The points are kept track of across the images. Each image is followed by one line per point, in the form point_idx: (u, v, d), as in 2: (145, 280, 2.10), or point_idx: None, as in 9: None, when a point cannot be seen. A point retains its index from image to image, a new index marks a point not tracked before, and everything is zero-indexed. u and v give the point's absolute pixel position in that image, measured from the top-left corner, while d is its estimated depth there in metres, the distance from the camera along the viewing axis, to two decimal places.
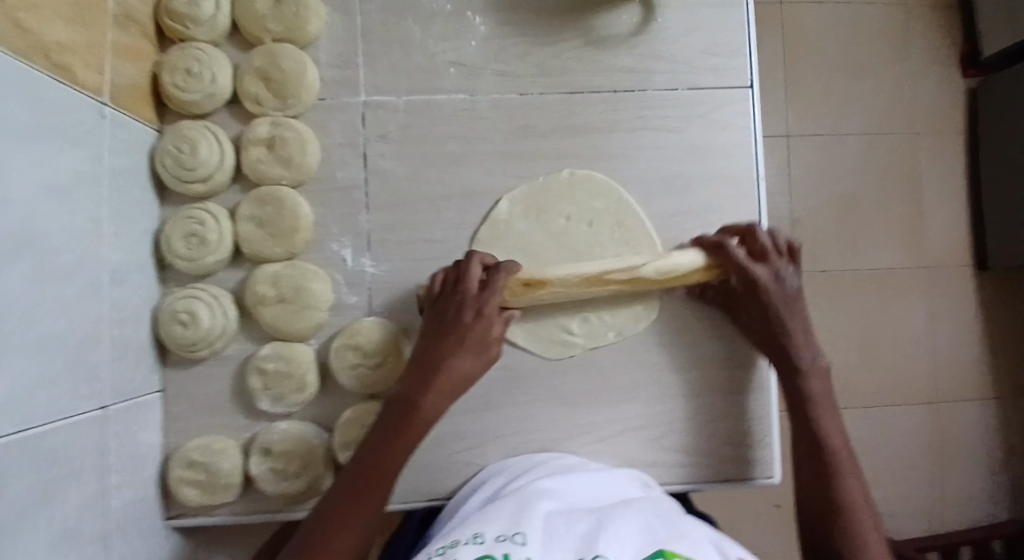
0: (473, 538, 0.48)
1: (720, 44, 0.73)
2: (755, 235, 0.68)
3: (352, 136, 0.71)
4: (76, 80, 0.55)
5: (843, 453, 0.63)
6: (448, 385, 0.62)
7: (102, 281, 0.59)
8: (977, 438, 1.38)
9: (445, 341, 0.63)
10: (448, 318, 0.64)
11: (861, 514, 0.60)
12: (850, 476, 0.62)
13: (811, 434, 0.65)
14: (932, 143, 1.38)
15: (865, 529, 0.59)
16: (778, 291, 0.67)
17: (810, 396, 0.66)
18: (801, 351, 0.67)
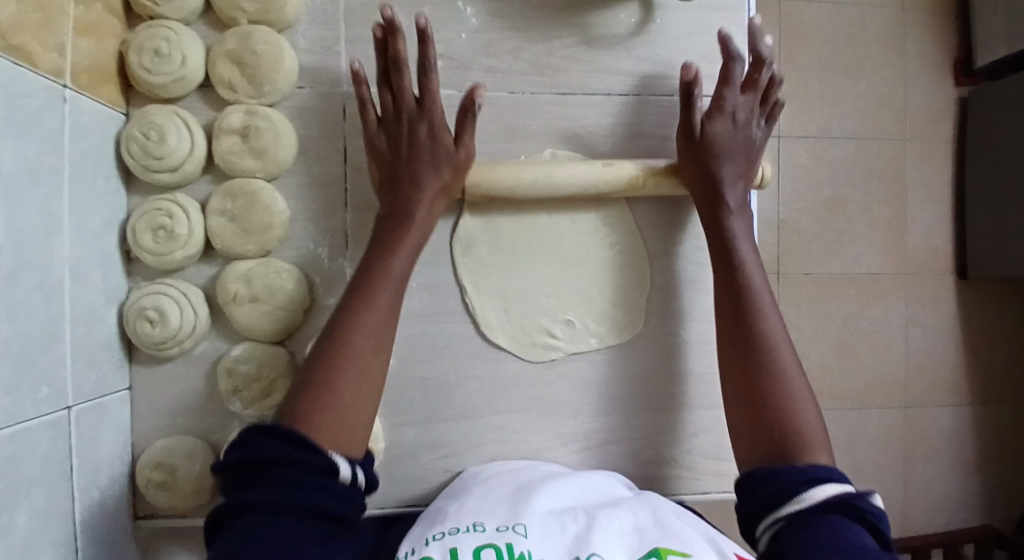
0: (474, 527, 0.55)
1: (718, 48, 0.71)
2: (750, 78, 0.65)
3: (331, 128, 0.68)
4: (33, 61, 0.51)
5: (780, 345, 0.62)
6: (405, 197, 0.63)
7: (59, 278, 0.56)
8: (948, 444, 1.40)
9: (396, 132, 0.63)
10: (398, 116, 0.63)
11: (801, 412, 0.58)
12: (790, 371, 0.61)
13: (744, 328, 0.63)
14: (922, 150, 1.38)
15: (803, 420, 0.58)
16: (733, 124, 0.66)
17: (753, 304, 0.63)
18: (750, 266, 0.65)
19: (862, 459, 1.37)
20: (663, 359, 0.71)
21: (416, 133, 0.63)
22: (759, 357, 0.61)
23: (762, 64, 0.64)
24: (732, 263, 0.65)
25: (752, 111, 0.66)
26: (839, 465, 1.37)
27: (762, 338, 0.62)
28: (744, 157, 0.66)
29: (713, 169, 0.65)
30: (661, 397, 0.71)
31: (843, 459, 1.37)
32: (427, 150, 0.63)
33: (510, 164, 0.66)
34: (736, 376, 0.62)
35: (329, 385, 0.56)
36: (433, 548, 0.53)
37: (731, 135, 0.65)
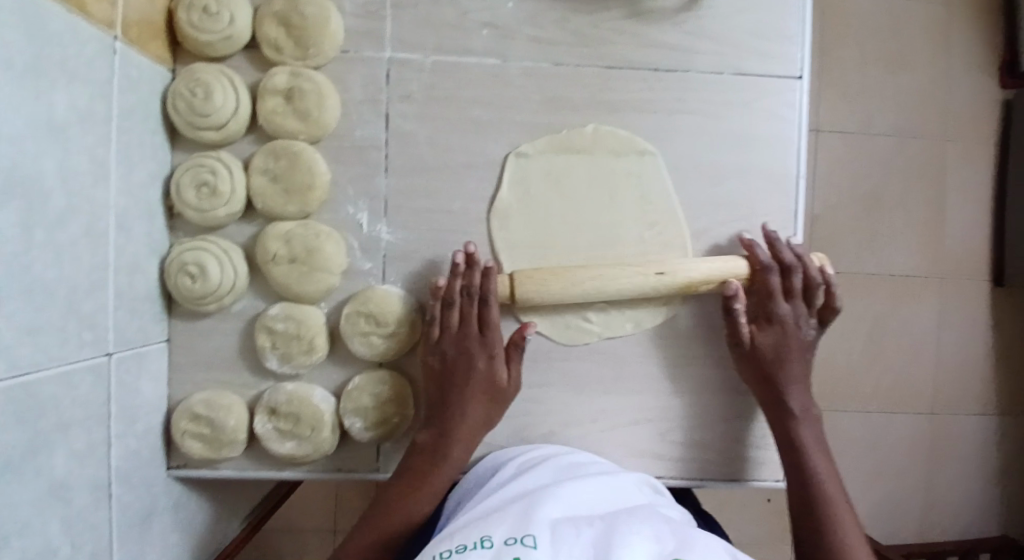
0: (480, 543, 0.44)
1: (768, 27, 0.69)
2: (792, 274, 0.67)
3: (374, 94, 0.68)
4: (87, 10, 0.52)
5: (814, 445, 0.65)
6: (479, 386, 0.64)
7: (105, 226, 0.57)
8: (973, 450, 1.38)
9: (452, 384, 0.64)
10: (456, 359, 0.64)
11: (841, 511, 0.61)
12: (831, 483, 0.63)
13: (785, 429, 0.66)
14: (964, 148, 1.34)
15: (842, 522, 0.61)
16: (794, 331, 0.67)
17: (799, 433, 0.65)
18: (800, 417, 0.66)
19: (884, 461, 1.35)
20: (696, 341, 0.71)
21: (473, 363, 0.64)
22: (810, 474, 0.64)
23: (792, 273, 0.67)
24: (773, 366, 0.66)
25: (801, 319, 0.67)
26: (861, 464, 1.35)
27: (808, 464, 0.64)
28: (796, 351, 0.67)
29: (763, 344, 0.66)
30: (692, 379, 0.71)
31: (866, 459, 1.35)
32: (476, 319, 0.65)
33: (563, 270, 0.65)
34: (793, 483, 0.64)
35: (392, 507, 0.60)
36: None
37: (781, 342, 0.66)
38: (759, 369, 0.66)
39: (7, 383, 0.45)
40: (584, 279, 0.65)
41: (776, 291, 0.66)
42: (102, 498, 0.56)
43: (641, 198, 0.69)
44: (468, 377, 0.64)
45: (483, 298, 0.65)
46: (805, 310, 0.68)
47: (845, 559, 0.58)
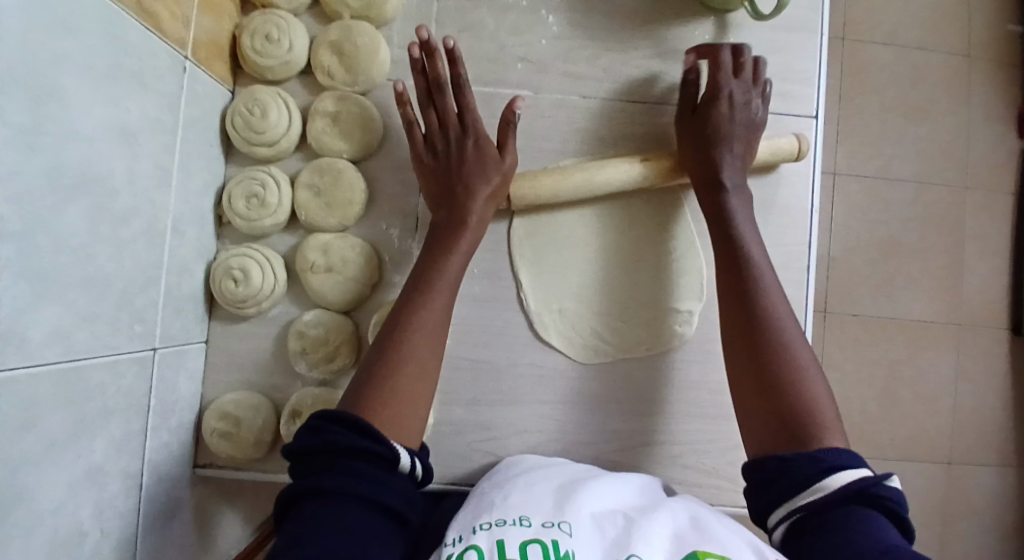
0: (519, 521, 0.48)
1: (788, 70, 0.73)
2: (740, 53, 0.69)
3: (414, 118, 0.73)
4: (161, 27, 0.58)
5: (790, 328, 0.60)
6: (467, 190, 0.66)
7: (161, 228, 0.61)
8: (990, 503, 1.35)
9: (451, 169, 0.67)
10: (450, 165, 0.67)
11: (812, 388, 0.56)
12: (801, 347, 0.58)
13: (756, 320, 0.61)
14: (981, 197, 1.36)
15: (813, 390, 0.56)
16: (738, 114, 0.68)
17: (765, 300, 0.61)
18: (769, 290, 0.62)
19: None
20: (713, 367, 0.72)
21: (466, 151, 0.67)
22: (781, 342, 0.59)
23: (743, 52, 0.69)
24: (741, 268, 0.63)
25: (749, 91, 0.68)
26: None
27: (772, 335, 0.59)
28: (746, 131, 0.68)
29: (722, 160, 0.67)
30: (706, 405, 0.72)
31: None
32: (475, 163, 0.67)
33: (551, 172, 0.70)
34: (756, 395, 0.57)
35: (391, 371, 0.57)
36: (477, 538, 0.46)
37: (731, 115, 0.67)
38: (699, 133, 0.68)
39: (60, 366, 0.48)
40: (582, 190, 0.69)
41: (723, 84, 0.68)
42: (132, 486, 0.59)
43: (657, 224, 0.73)
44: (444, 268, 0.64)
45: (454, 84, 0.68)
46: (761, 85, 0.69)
47: (813, 427, 0.53)
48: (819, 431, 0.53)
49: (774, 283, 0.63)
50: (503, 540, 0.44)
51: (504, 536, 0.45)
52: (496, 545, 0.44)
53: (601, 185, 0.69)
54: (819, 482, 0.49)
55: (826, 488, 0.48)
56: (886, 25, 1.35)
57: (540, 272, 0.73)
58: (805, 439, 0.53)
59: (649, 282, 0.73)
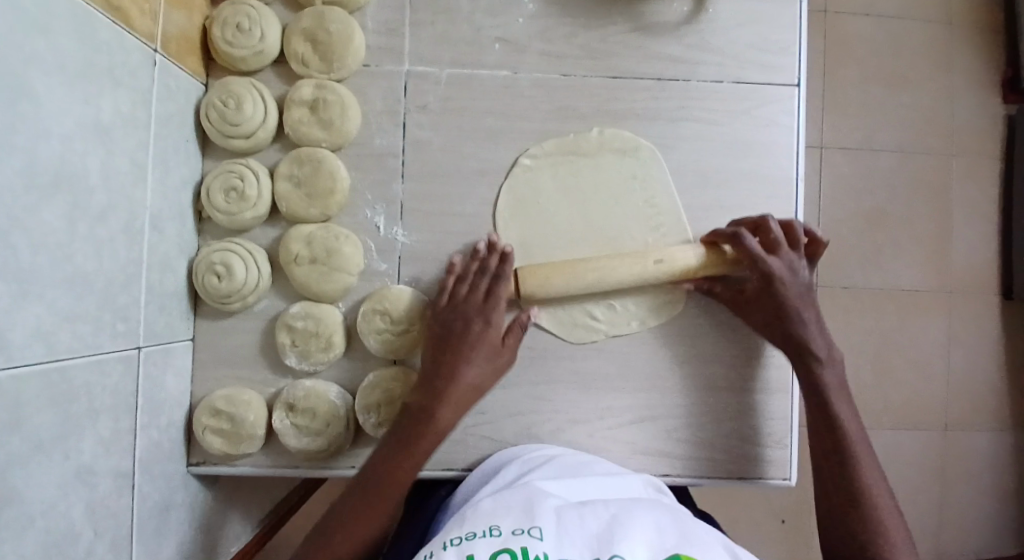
0: (488, 530, 0.46)
1: (768, 40, 0.73)
2: (768, 228, 0.67)
3: (392, 105, 0.72)
4: (131, 23, 0.56)
5: (852, 419, 0.66)
6: (460, 397, 0.64)
7: (140, 225, 0.60)
8: (986, 466, 1.36)
9: (444, 359, 0.65)
10: (453, 329, 0.66)
11: (879, 497, 0.62)
12: (875, 474, 0.63)
13: (818, 401, 0.66)
14: (968, 163, 1.36)
15: (881, 508, 0.61)
16: (793, 281, 0.67)
17: (824, 379, 0.66)
18: (835, 395, 0.66)
19: (896, 478, 1.33)
20: (704, 341, 0.72)
21: (472, 327, 0.65)
22: (858, 477, 0.63)
23: (791, 227, 0.69)
24: (797, 342, 0.66)
25: (796, 258, 0.68)
26: None
27: (828, 403, 0.66)
28: (807, 300, 0.67)
29: (803, 326, 0.66)
30: (698, 378, 0.72)
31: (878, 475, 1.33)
32: (473, 336, 0.65)
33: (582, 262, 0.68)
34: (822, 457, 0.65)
35: (391, 470, 0.62)
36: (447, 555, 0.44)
37: (795, 284, 0.67)
38: (761, 300, 0.68)
39: (44, 368, 0.48)
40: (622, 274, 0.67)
41: (758, 252, 0.66)
42: (125, 487, 0.58)
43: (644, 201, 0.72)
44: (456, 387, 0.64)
45: (495, 274, 0.68)
46: (802, 255, 0.69)
47: (884, 543, 0.60)
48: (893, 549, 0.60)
49: (825, 353, 0.66)
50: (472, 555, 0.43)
51: (471, 551, 0.44)
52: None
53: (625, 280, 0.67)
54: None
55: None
56: None
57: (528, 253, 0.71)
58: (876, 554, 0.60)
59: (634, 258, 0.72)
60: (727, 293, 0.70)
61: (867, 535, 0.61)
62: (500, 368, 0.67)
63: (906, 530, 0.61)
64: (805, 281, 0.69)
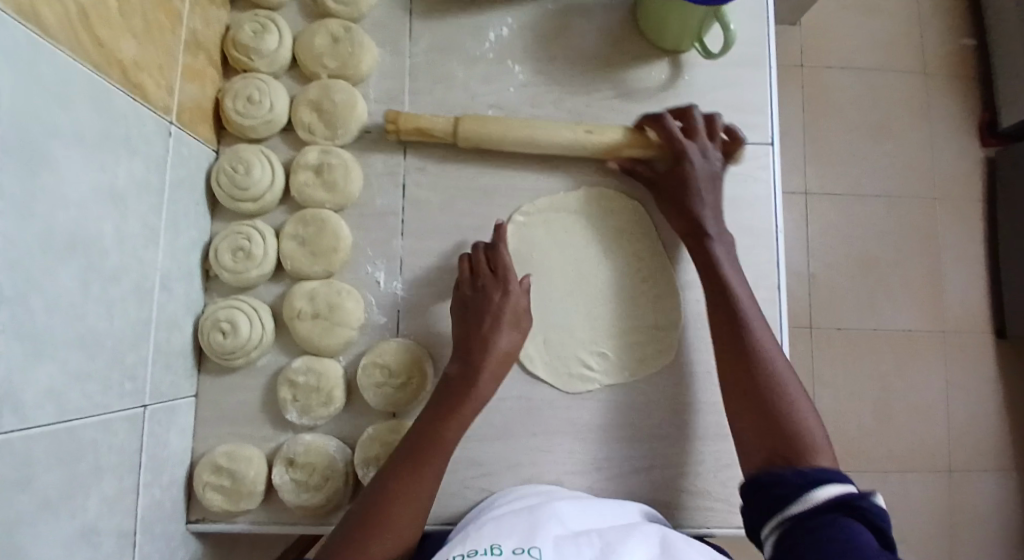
0: (490, 549, 0.52)
1: (744, 101, 0.78)
2: (664, 121, 0.72)
3: (392, 166, 0.76)
4: (147, 96, 0.61)
5: (774, 352, 0.63)
6: (496, 361, 0.66)
7: (151, 285, 0.62)
8: (995, 510, 1.34)
9: (478, 321, 0.67)
10: (471, 303, 0.69)
11: (812, 428, 0.58)
12: (801, 401, 0.60)
13: (740, 345, 0.64)
14: (950, 207, 1.40)
15: (810, 428, 0.58)
16: (703, 165, 0.71)
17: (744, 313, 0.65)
18: (745, 305, 0.66)
19: (906, 526, 1.31)
20: (699, 389, 0.73)
21: (492, 298, 0.68)
22: (779, 409, 0.60)
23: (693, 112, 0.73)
24: (691, 216, 0.70)
25: (707, 144, 0.72)
26: None
27: (756, 349, 0.63)
28: (714, 185, 0.71)
29: (698, 200, 0.70)
30: (694, 426, 0.73)
31: None
32: (501, 306, 0.68)
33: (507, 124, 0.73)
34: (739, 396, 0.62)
35: (433, 442, 0.62)
36: None
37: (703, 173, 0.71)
38: (670, 188, 0.72)
39: (53, 427, 0.49)
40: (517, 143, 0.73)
41: (676, 134, 0.71)
42: (125, 546, 0.58)
43: (632, 254, 0.76)
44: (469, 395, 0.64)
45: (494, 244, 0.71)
46: (717, 146, 0.73)
47: (804, 454, 0.56)
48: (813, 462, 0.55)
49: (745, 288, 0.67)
50: None
51: None
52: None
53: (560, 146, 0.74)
54: (808, 493, 0.51)
55: (815, 498, 0.50)
56: (841, 53, 1.42)
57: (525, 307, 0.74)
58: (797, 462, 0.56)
59: (627, 310, 0.75)
60: (646, 172, 0.75)
61: (785, 458, 0.57)
62: (526, 333, 0.70)
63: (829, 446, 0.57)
64: (716, 168, 0.73)
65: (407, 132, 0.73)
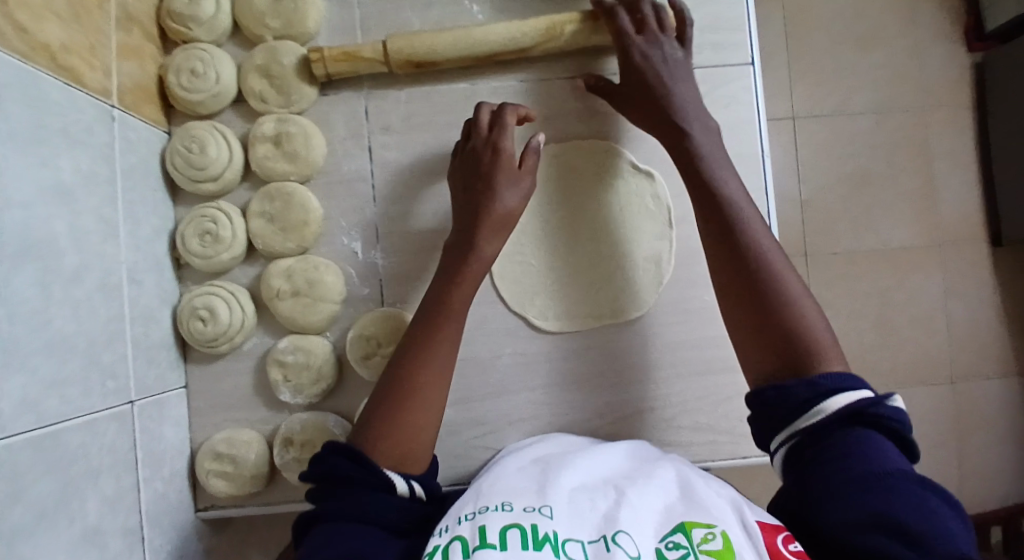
0: (502, 506, 0.51)
1: (719, 20, 0.73)
2: (496, 147, 0.65)
3: (355, 130, 0.72)
4: (82, 82, 0.56)
5: (783, 266, 0.57)
6: (480, 271, 0.63)
7: (117, 280, 0.60)
8: (999, 412, 1.36)
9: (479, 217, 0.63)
10: (474, 204, 0.64)
11: (822, 351, 0.52)
12: (807, 308, 0.54)
13: (717, 221, 0.60)
14: (941, 113, 1.35)
15: (812, 325, 0.53)
16: (489, 163, 0.65)
17: (721, 189, 0.61)
18: (726, 183, 0.61)
19: None
20: (694, 324, 0.73)
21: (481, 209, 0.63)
22: (767, 274, 0.56)
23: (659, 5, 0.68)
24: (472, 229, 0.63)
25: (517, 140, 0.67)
26: None
27: (732, 219, 0.59)
28: (497, 222, 0.64)
29: (671, 94, 0.65)
30: (693, 362, 0.72)
31: None
32: (469, 217, 0.64)
33: (437, 33, 0.69)
34: (722, 247, 0.59)
35: (435, 361, 0.60)
36: (461, 527, 0.49)
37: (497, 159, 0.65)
38: (474, 177, 0.65)
39: (34, 434, 0.48)
40: (449, 56, 0.69)
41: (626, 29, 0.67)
42: (133, 542, 0.58)
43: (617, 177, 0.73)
44: (473, 259, 0.63)
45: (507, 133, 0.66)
46: (500, 189, 0.64)
47: (806, 356, 0.52)
48: (813, 353, 0.52)
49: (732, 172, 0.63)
50: (484, 524, 0.47)
51: (485, 521, 0.49)
52: (479, 531, 0.48)
53: (480, 42, 0.69)
54: (817, 405, 0.48)
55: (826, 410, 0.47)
56: None
57: (507, 276, 0.73)
58: (800, 362, 0.52)
59: (607, 240, 0.73)
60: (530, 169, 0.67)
61: (800, 366, 0.52)
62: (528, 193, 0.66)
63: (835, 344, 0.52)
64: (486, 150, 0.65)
65: (334, 58, 0.68)
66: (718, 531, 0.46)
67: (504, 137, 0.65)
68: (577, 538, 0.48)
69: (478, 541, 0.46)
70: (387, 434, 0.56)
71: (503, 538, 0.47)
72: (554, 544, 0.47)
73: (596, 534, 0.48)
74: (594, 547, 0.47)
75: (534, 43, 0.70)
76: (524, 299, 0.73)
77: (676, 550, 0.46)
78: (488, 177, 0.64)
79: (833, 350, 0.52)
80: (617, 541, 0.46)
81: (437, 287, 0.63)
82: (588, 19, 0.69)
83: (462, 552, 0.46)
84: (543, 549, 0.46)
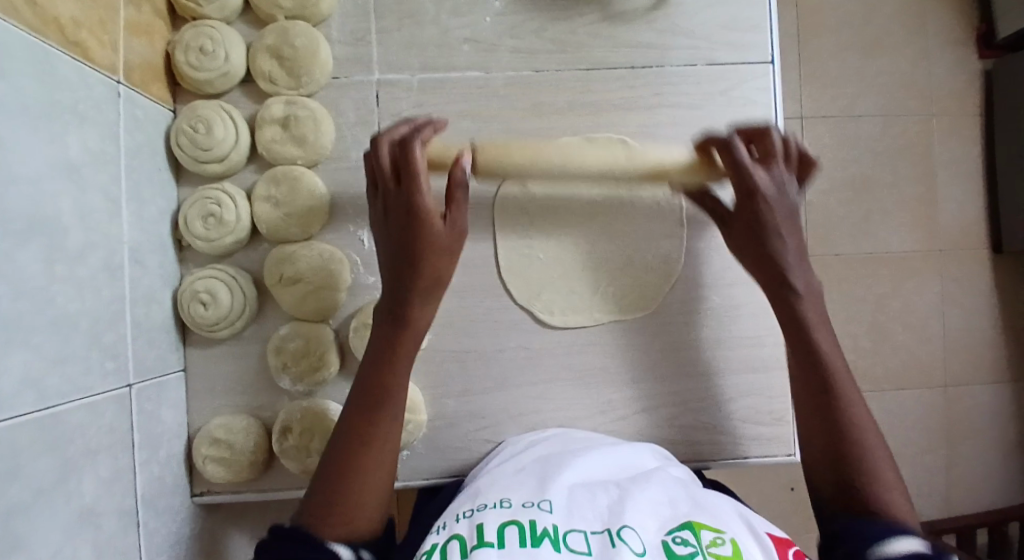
0: (499, 504, 0.51)
1: (738, 18, 0.72)
2: (410, 182, 0.57)
3: (365, 115, 0.71)
4: (91, 56, 0.55)
5: (863, 416, 0.59)
6: (417, 335, 0.60)
7: (120, 260, 0.59)
8: (990, 420, 1.37)
9: (411, 272, 0.57)
10: (411, 260, 0.58)
11: (884, 483, 0.56)
12: (854, 396, 0.60)
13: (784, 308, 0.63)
14: (950, 121, 1.35)
15: (874, 454, 0.57)
16: (410, 207, 0.57)
17: (805, 315, 0.62)
18: (816, 328, 0.61)
19: (903, 441, 1.35)
20: (700, 325, 0.72)
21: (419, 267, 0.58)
22: (851, 425, 0.58)
23: (766, 134, 0.62)
24: (407, 289, 0.58)
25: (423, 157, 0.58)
26: None
27: (807, 335, 0.61)
28: (433, 261, 0.58)
29: (754, 131, 0.63)
30: (697, 363, 0.72)
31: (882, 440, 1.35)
32: (404, 279, 0.58)
33: (530, 147, 0.66)
34: (800, 380, 0.61)
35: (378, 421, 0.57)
36: (459, 526, 0.49)
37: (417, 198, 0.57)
38: (399, 230, 0.58)
39: (36, 414, 0.47)
40: (542, 167, 0.66)
41: (747, 164, 0.60)
42: (129, 526, 0.58)
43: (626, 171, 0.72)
44: (413, 321, 0.59)
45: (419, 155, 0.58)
46: (440, 234, 0.58)
47: (872, 486, 0.55)
48: (879, 491, 0.55)
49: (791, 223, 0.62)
50: (481, 522, 0.47)
51: (482, 519, 0.48)
52: (477, 530, 0.47)
53: (579, 165, 0.67)
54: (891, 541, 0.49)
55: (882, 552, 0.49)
56: None
57: (514, 267, 0.72)
58: (871, 495, 0.55)
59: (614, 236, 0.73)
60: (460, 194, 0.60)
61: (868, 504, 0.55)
62: (461, 230, 0.60)
63: (904, 491, 0.55)
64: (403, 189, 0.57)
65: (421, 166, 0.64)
66: (727, 537, 0.46)
67: (419, 161, 0.57)
68: (579, 530, 0.47)
69: (476, 540, 0.45)
70: (341, 511, 0.54)
71: (501, 534, 0.46)
72: (553, 538, 0.46)
73: (600, 526, 0.48)
74: (598, 538, 0.46)
75: (633, 178, 0.68)
76: (531, 292, 0.72)
77: (683, 547, 0.45)
78: (412, 225, 0.57)
79: (903, 498, 0.55)
80: (622, 536, 0.45)
81: (377, 357, 0.59)
82: (703, 165, 0.66)
83: (460, 551, 0.45)
84: (541, 545, 0.45)
